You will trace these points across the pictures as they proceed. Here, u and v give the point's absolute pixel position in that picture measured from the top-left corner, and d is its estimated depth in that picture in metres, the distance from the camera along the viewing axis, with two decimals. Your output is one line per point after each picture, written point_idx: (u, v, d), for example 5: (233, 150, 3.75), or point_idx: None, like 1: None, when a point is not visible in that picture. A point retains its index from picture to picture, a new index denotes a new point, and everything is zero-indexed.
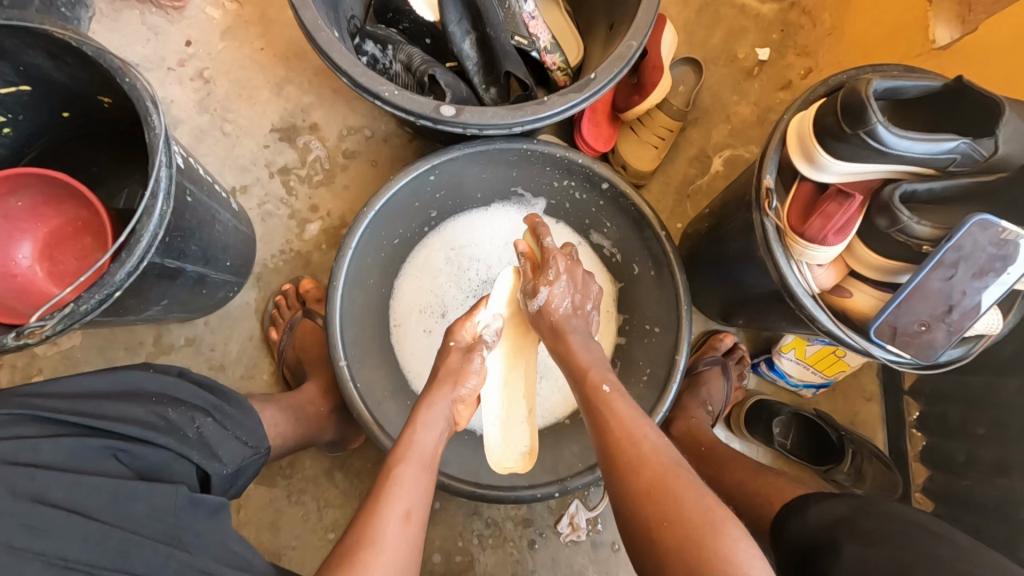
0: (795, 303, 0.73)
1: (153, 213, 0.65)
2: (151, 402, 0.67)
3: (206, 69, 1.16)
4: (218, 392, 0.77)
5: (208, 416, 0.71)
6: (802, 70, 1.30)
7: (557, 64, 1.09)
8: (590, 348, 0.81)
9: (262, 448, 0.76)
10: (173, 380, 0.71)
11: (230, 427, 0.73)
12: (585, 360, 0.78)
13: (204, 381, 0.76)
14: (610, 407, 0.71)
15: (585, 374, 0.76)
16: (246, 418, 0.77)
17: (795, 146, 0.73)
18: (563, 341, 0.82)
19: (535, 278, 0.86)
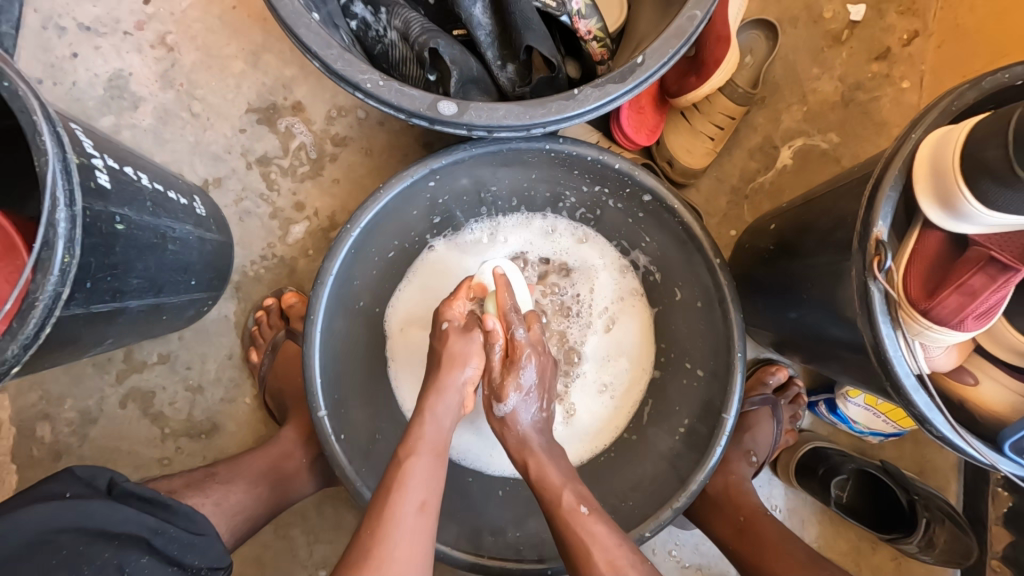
0: (899, 395, 0.54)
1: (51, 267, 0.49)
2: (62, 559, 0.51)
3: (169, 34, 0.97)
4: (160, 504, 0.60)
5: (144, 554, 0.56)
6: (905, 34, 1.02)
7: (592, 32, 0.85)
8: (557, 461, 0.71)
9: (222, 569, 0.62)
10: (94, 506, 0.55)
11: (178, 557, 0.58)
12: (558, 483, 0.67)
13: (146, 494, 0.60)
14: (588, 530, 0.62)
15: (556, 496, 0.66)
16: (199, 535, 0.61)
17: (923, 181, 0.52)
18: (529, 460, 0.70)
19: (502, 374, 0.74)
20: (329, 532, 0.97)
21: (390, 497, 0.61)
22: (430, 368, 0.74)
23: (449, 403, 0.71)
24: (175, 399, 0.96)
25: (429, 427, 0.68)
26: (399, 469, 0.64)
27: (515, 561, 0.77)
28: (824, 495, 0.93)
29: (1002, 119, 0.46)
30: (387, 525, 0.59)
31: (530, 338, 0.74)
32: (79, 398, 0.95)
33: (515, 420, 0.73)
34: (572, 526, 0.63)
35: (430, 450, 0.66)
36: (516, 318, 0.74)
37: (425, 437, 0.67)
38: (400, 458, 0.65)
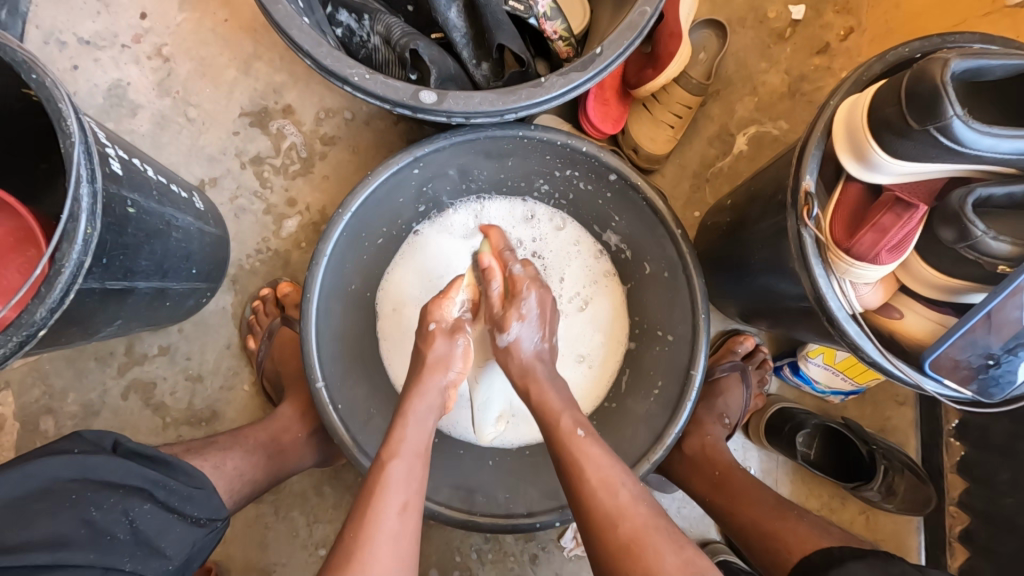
0: (835, 328, 0.62)
1: (75, 236, 0.55)
2: (72, 501, 0.56)
3: (165, 46, 1.04)
4: (161, 460, 0.65)
5: (146, 501, 0.61)
6: (842, 31, 1.12)
7: (558, 33, 0.93)
8: (558, 386, 0.74)
9: (218, 520, 0.67)
10: (98, 460, 0.60)
11: (178, 505, 0.64)
12: (557, 406, 0.71)
13: (146, 450, 0.64)
14: (584, 451, 0.65)
15: (555, 420, 0.69)
16: (197, 488, 0.66)
17: (842, 140, 0.60)
18: (531, 386, 0.74)
19: (503, 308, 0.78)
20: (328, 511, 1.01)
21: (374, 493, 0.62)
22: (412, 372, 0.75)
23: (429, 404, 0.71)
24: (175, 389, 1.00)
25: (410, 431, 0.68)
26: (378, 475, 0.64)
27: (504, 518, 0.82)
28: (792, 451, 1.00)
29: (897, 81, 0.54)
30: (371, 515, 0.60)
31: (528, 274, 0.79)
32: (82, 391, 0.99)
33: (519, 349, 0.77)
34: (568, 446, 0.66)
35: (409, 449, 0.66)
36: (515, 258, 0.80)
37: (406, 439, 0.67)
38: (381, 461, 0.65)
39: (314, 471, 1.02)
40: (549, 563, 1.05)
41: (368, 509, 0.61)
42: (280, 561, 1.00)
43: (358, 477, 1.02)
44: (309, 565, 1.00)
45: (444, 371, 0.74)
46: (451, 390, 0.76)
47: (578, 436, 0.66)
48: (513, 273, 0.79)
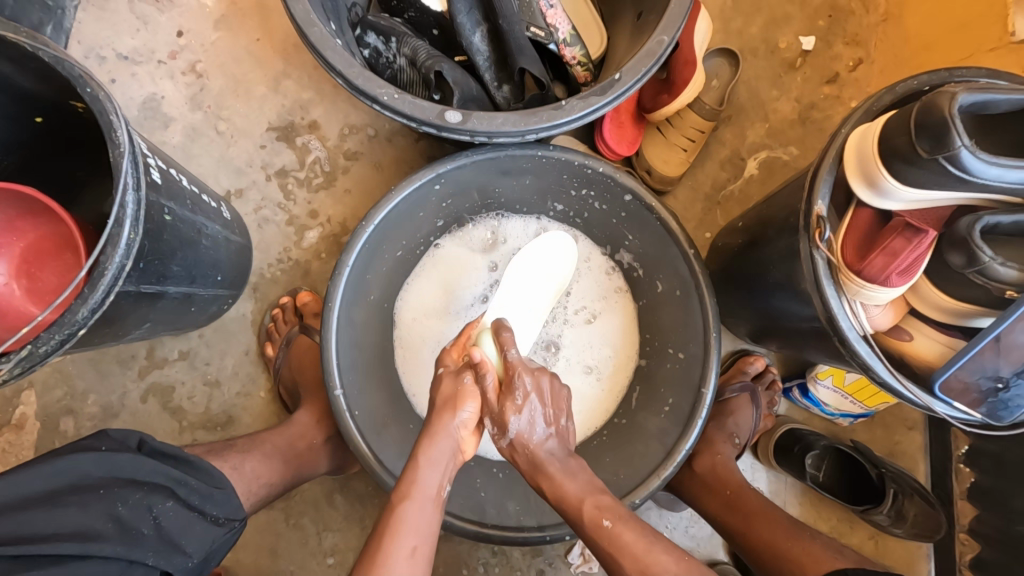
0: (846, 348, 0.63)
1: (119, 241, 0.58)
2: (102, 495, 0.58)
3: (199, 62, 1.08)
4: (181, 459, 0.67)
5: (169, 499, 0.62)
6: (851, 62, 1.16)
7: (576, 58, 0.98)
8: (573, 475, 0.72)
9: (236, 519, 0.69)
10: (125, 458, 0.61)
11: (199, 504, 0.65)
12: (575, 495, 0.69)
13: (168, 450, 0.66)
14: (617, 541, 0.65)
15: (577, 512, 0.68)
16: (217, 488, 0.68)
17: (853, 169, 0.63)
18: (542, 479, 0.72)
19: (501, 401, 0.74)
20: (338, 519, 1.02)
21: (384, 539, 0.61)
22: (429, 411, 0.74)
23: (442, 447, 0.70)
24: (193, 393, 1.02)
25: (426, 472, 0.68)
26: (395, 518, 0.63)
27: (516, 530, 0.83)
28: (800, 472, 1.00)
29: (907, 111, 0.57)
30: (379, 562, 0.59)
31: (520, 359, 0.77)
32: (103, 393, 1.01)
33: (525, 440, 0.74)
34: (600, 539, 0.66)
35: (421, 520, 0.64)
36: (509, 339, 0.79)
37: (421, 483, 0.67)
38: (394, 504, 0.65)
39: (325, 478, 1.03)
40: None
41: (375, 560, 0.59)
42: (288, 568, 1.01)
43: (369, 486, 1.03)
44: (317, 573, 1.01)
45: (455, 411, 0.72)
46: (463, 433, 0.73)
47: (606, 528, 0.66)
48: (510, 360, 0.77)
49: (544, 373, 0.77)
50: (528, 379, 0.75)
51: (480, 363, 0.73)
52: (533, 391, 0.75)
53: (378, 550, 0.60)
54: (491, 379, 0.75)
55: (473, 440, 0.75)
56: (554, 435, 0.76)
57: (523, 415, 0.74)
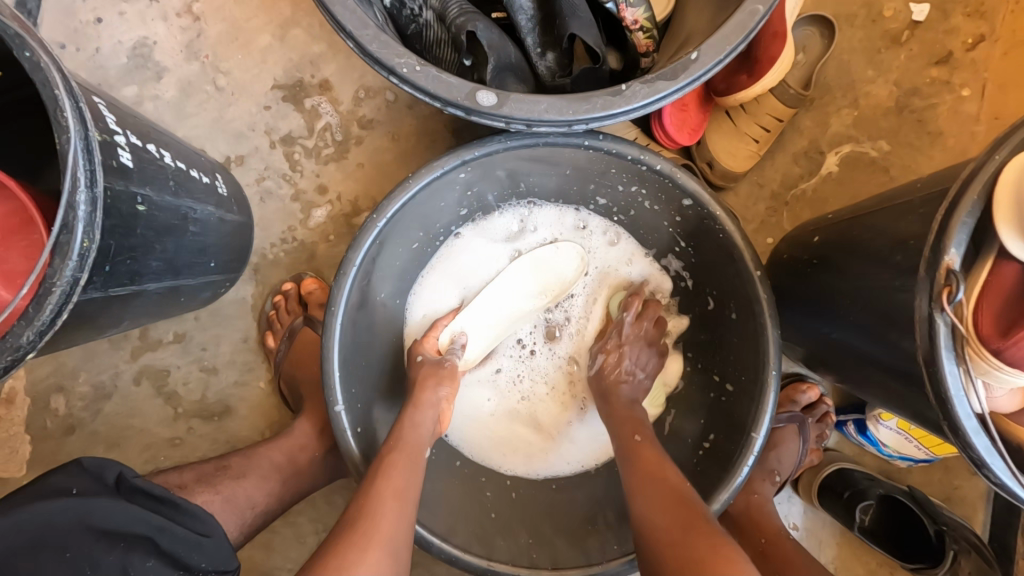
0: (958, 437, 0.51)
1: (69, 252, 0.47)
2: (63, 555, 0.52)
3: (196, 2, 0.93)
4: (169, 501, 0.59)
5: (148, 556, 0.55)
6: (970, 38, 0.95)
7: (639, 22, 0.80)
8: (633, 408, 0.78)
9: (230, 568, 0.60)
10: (92, 507, 0.54)
11: (184, 555, 0.57)
12: (625, 412, 0.77)
13: (152, 490, 0.58)
14: (639, 456, 0.70)
15: (620, 428, 0.75)
16: (206, 536, 0.58)
17: (1003, 215, 0.48)
18: (604, 389, 0.81)
19: (602, 342, 0.85)
20: (338, 520, 0.96)
21: (374, 482, 0.62)
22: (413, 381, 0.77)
23: (426, 416, 0.72)
24: (188, 379, 0.95)
25: (415, 432, 0.69)
26: (386, 463, 0.64)
27: (527, 570, 0.74)
28: (847, 518, 0.90)
29: None
30: (374, 500, 0.60)
31: (636, 325, 0.84)
32: (93, 372, 0.94)
33: None
34: (627, 451, 0.71)
35: (409, 482, 0.63)
36: (636, 306, 0.84)
37: (414, 436, 0.69)
38: (385, 451, 0.66)
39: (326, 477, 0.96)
40: None
41: (369, 497, 0.60)
42: (285, 567, 0.96)
43: None
44: None
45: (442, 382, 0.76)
46: (447, 408, 0.76)
47: (636, 442, 0.72)
48: (625, 313, 0.84)
49: (648, 346, 0.83)
50: (625, 331, 0.83)
51: (593, 308, 0.87)
52: (625, 347, 0.82)
53: (369, 489, 0.61)
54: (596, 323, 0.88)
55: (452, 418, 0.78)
56: (632, 385, 0.81)
57: None
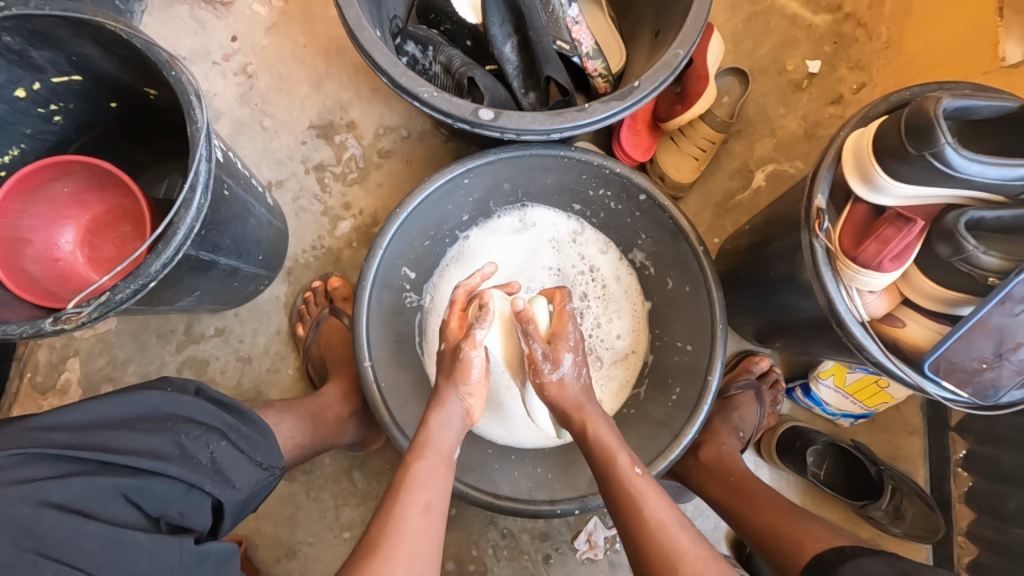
0: (843, 331, 0.69)
1: (191, 205, 0.66)
2: (169, 428, 0.68)
3: (250, 64, 1.18)
4: (234, 408, 0.78)
5: (223, 439, 0.72)
6: (855, 85, 1.22)
7: (598, 70, 1.06)
8: (608, 421, 0.76)
9: (276, 466, 0.79)
10: (186, 400, 0.72)
11: (246, 448, 0.75)
12: (612, 446, 0.72)
13: (221, 398, 0.77)
14: (637, 496, 0.68)
15: (612, 457, 0.71)
16: (261, 436, 0.78)
17: (850, 165, 0.69)
18: (587, 418, 0.75)
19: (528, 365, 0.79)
20: (355, 495, 1.07)
21: (398, 495, 0.66)
22: (437, 380, 0.78)
23: (452, 419, 0.75)
24: (226, 368, 1.08)
25: (439, 435, 0.73)
26: (409, 476, 0.68)
27: (527, 502, 0.86)
28: (803, 467, 1.04)
29: (897, 116, 0.63)
30: (396, 526, 0.63)
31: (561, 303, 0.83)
32: (142, 363, 1.08)
33: (566, 384, 0.78)
34: (624, 487, 0.68)
35: (440, 465, 0.70)
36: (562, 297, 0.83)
37: (433, 443, 0.72)
38: (407, 462, 0.70)
39: (345, 455, 1.08)
40: (562, 564, 1.08)
41: (391, 522, 0.63)
42: (305, 540, 1.05)
43: (386, 464, 1.08)
44: (332, 546, 1.05)
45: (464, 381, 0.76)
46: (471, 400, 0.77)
47: (635, 477, 0.69)
48: (563, 309, 0.81)
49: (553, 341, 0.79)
50: (573, 336, 0.79)
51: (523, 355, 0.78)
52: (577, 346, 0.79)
53: (392, 506, 0.65)
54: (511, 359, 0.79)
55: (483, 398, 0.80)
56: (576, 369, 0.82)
57: (575, 359, 0.79)
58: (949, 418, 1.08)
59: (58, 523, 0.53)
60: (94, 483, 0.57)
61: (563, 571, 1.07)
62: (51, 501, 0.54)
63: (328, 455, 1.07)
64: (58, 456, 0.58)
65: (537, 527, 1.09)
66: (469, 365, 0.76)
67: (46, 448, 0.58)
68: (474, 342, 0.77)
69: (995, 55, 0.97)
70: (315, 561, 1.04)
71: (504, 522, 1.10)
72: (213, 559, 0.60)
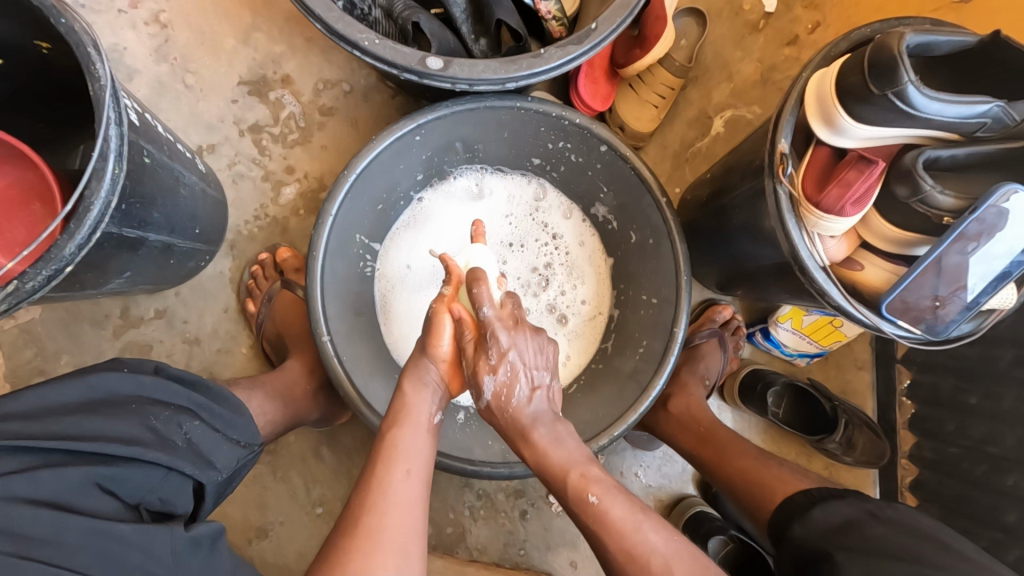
0: (805, 276, 0.69)
1: (103, 177, 0.59)
2: (135, 411, 0.63)
3: (162, 12, 1.04)
4: (200, 386, 0.73)
5: (195, 418, 0.68)
6: (810, 25, 1.19)
7: (551, 12, 0.98)
8: (561, 441, 0.68)
9: (254, 445, 0.75)
10: (151, 381, 0.67)
11: (222, 427, 0.71)
12: (562, 461, 0.66)
13: (184, 376, 0.72)
14: (605, 520, 0.62)
15: (563, 477, 0.65)
16: (238, 414, 0.74)
17: (813, 108, 0.67)
18: (526, 430, 0.69)
19: (474, 358, 0.71)
20: (325, 471, 1.04)
21: (379, 464, 0.64)
22: (409, 358, 0.75)
23: (431, 393, 0.71)
24: (172, 351, 1.01)
25: (420, 399, 0.70)
26: (389, 442, 0.66)
27: (501, 465, 0.86)
28: (763, 409, 1.09)
29: (861, 53, 0.62)
30: (372, 495, 0.60)
31: (499, 315, 0.71)
32: (76, 353, 0.99)
33: (508, 395, 0.70)
34: (586, 516, 0.63)
35: (422, 430, 0.68)
36: (484, 294, 0.70)
37: (414, 408, 0.69)
38: (386, 430, 0.67)
39: (311, 431, 1.05)
40: (538, 518, 1.10)
41: (368, 492, 0.61)
42: (277, 520, 1.02)
43: (355, 438, 1.06)
44: (305, 523, 1.03)
45: (432, 347, 0.73)
46: (441, 372, 0.74)
47: (591, 505, 0.63)
48: (484, 316, 0.70)
49: (523, 327, 0.72)
50: (503, 337, 0.70)
51: (459, 319, 0.72)
52: (511, 348, 0.70)
53: (373, 474, 0.62)
54: (469, 333, 0.72)
55: (458, 368, 0.75)
56: (540, 393, 0.72)
57: (499, 374, 0.70)
58: (896, 352, 1.14)
59: (35, 519, 0.49)
60: (67, 475, 0.53)
61: (539, 525, 1.10)
62: (22, 496, 0.50)
63: (293, 433, 1.04)
64: (23, 448, 0.54)
65: (512, 486, 1.10)
66: (439, 328, 0.73)
67: (8, 440, 0.53)
68: (445, 308, 0.73)
69: None
70: (289, 539, 1.02)
71: (479, 483, 1.10)
72: (205, 542, 0.57)
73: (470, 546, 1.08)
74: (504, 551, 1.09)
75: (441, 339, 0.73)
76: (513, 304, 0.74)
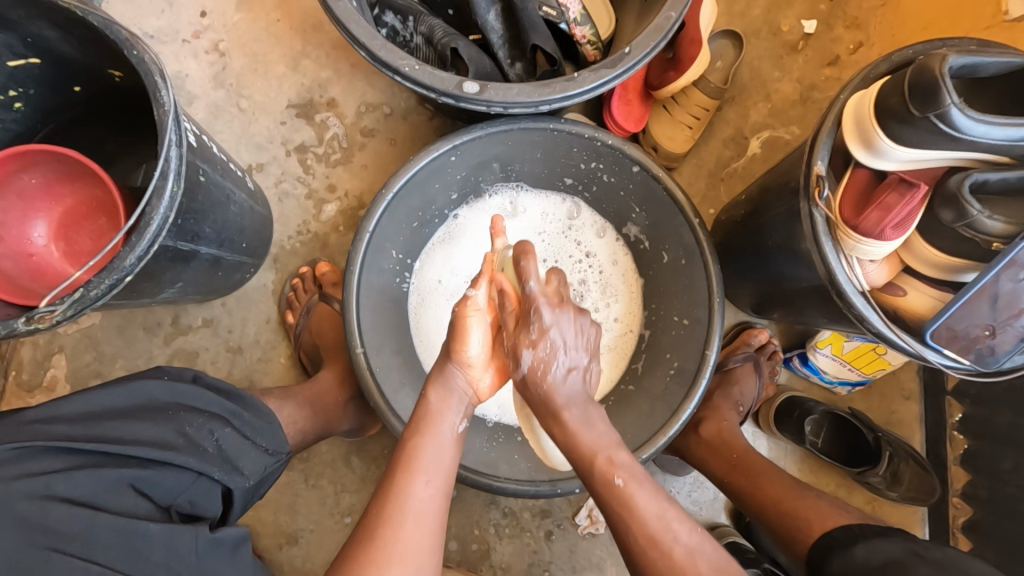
0: (843, 301, 0.67)
1: (163, 194, 0.64)
2: (169, 417, 0.67)
3: (221, 42, 1.12)
4: (233, 395, 0.76)
5: (226, 426, 0.71)
6: (852, 44, 1.18)
7: (587, 37, 1.00)
8: (590, 425, 0.66)
9: (282, 453, 0.78)
10: (187, 389, 0.70)
11: (250, 434, 0.74)
12: (591, 444, 0.64)
13: (219, 385, 0.75)
14: (628, 505, 0.61)
15: (591, 463, 0.64)
16: (266, 423, 0.77)
17: (851, 131, 0.66)
18: (559, 426, 0.67)
19: (516, 334, 0.69)
20: (354, 481, 1.06)
21: (397, 474, 0.64)
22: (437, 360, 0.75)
23: (456, 405, 0.71)
24: (216, 359, 1.06)
25: (444, 407, 0.70)
26: (410, 450, 0.66)
27: (527, 483, 0.86)
28: (801, 437, 1.05)
29: (901, 75, 0.61)
30: (389, 504, 0.61)
31: (545, 291, 0.69)
32: (129, 358, 1.05)
33: (541, 375, 0.68)
34: (613, 502, 0.61)
35: (442, 440, 0.68)
36: (531, 270, 0.69)
37: (435, 418, 0.69)
38: (407, 437, 0.67)
39: (342, 441, 1.07)
40: (564, 540, 1.09)
41: (387, 500, 0.62)
42: (306, 527, 1.05)
43: (384, 449, 1.08)
44: (333, 531, 1.05)
45: (461, 355, 0.73)
46: (473, 376, 0.74)
47: (618, 488, 0.61)
48: (529, 290, 0.69)
49: (567, 308, 0.70)
50: (546, 314, 0.68)
51: (503, 292, 0.71)
52: (553, 327, 0.68)
53: (391, 484, 0.63)
54: (511, 307, 0.71)
55: (488, 376, 0.75)
56: (576, 375, 0.69)
57: (538, 349, 0.68)
58: (946, 383, 1.08)
59: (69, 516, 0.52)
60: (104, 476, 0.56)
61: (565, 547, 1.08)
62: (61, 494, 0.53)
63: (325, 442, 1.06)
64: (65, 449, 0.57)
65: (537, 505, 1.09)
66: (465, 331, 0.73)
67: (51, 440, 0.56)
68: (467, 298, 0.74)
69: (999, 10, 0.93)
70: (317, 547, 1.04)
71: (505, 501, 1.10)
72: (228, 544, 0.59)
73: (495, 564, 1.07)
74: (528, 571, 1.08)
75: (467, 344, 0.73)
76: (558, 281, 0.72)
